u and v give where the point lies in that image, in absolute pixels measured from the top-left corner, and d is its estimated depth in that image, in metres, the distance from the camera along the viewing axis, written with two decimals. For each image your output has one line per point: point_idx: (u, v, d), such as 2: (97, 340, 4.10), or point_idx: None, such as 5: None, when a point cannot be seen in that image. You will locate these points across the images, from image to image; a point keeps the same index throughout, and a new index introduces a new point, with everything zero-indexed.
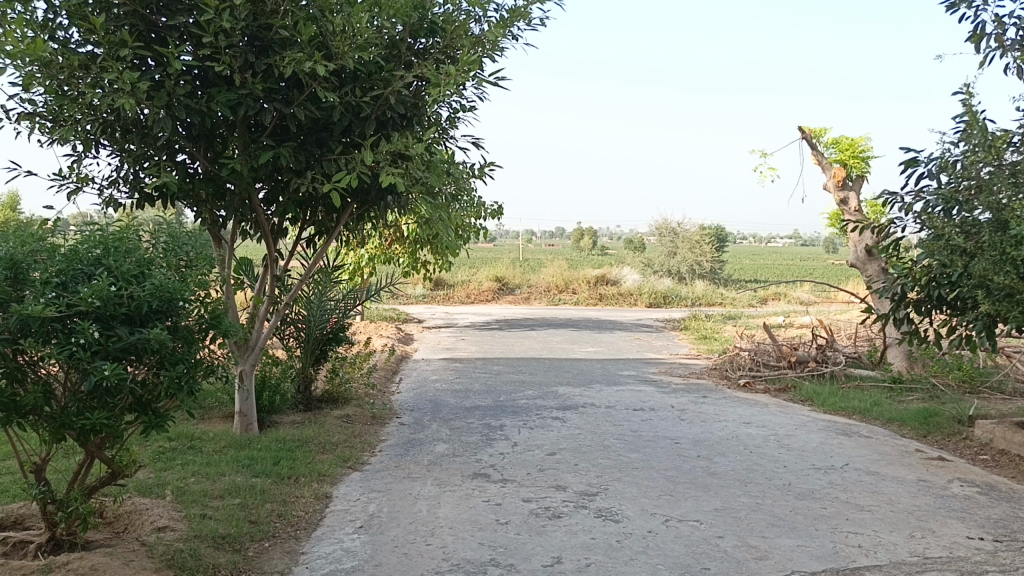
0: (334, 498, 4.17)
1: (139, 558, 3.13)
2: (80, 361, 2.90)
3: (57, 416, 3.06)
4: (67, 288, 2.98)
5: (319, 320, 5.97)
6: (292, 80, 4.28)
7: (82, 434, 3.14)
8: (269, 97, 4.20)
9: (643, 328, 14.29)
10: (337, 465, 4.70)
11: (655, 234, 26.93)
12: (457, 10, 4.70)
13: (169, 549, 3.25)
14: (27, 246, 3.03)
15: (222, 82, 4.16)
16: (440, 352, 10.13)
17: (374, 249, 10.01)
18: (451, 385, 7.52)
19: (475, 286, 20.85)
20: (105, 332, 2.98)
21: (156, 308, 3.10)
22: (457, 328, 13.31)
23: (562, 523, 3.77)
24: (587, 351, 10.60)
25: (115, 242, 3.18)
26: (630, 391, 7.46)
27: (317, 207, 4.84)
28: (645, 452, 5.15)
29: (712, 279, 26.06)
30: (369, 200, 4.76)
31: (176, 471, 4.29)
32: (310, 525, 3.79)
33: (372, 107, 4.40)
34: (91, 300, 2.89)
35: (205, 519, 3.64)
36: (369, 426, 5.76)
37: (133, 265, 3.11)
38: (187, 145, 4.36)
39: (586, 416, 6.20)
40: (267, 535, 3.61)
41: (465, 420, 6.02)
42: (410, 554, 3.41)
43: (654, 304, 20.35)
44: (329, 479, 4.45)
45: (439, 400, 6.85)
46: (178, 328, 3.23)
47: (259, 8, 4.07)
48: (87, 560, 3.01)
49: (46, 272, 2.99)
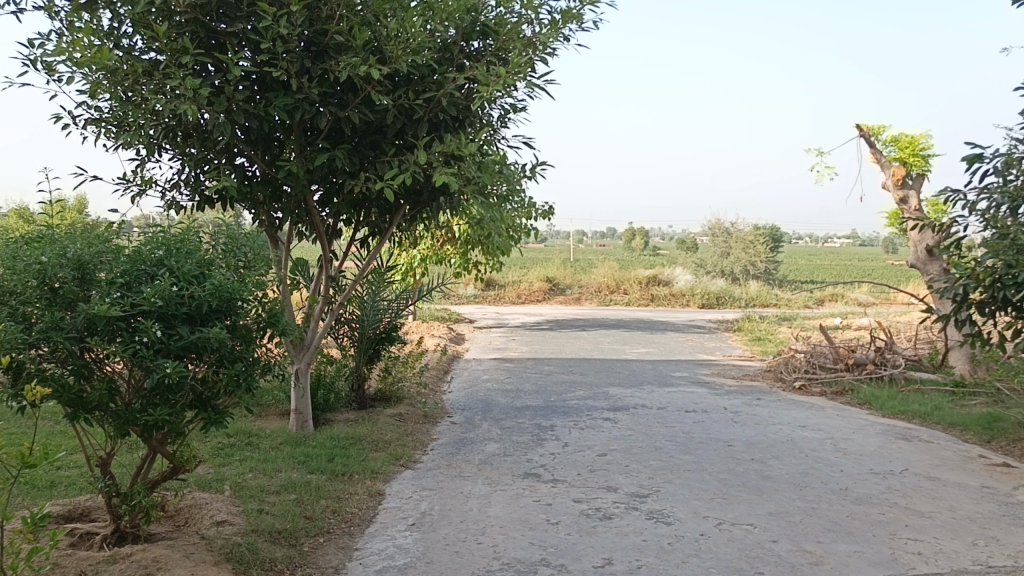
0: (387, 495, 4.23)
1: (199, 551, 3.22)
2: (143, 359, 3.01)
3: (121, 412, 3.18)
4: (131, 288, 3.08)
5: (372, 320, 6.05)
6: (347, 84, 4.35)
7: (145, 430, 3.24)
8: (325, 101, 4.29)
9: (696, 329, 14.16)
10: (389, 463, 4.76)
11: (710, 235, 26.64)
12: (509, 13, 4.72)
13: (228, 543, 3.34)
14: (93, 248, 3.14)
15: (279, 87, 4.25)
16: (491, 352, 10.19)
17: (426, 250, 10.09)
18: (502, 385, 7.56)
19: (526, 286, 20.87)
20: (167, 331, 3.07)
21: (215, 307, 3.19)
22: (508, 328, 13.38)
23: (612, 524, 3.75)
24: (639, 352, 10.55)
25: (177, 243, 3.29)
26: (682, 393, 7.39)
27: (371, 208, 4.91)
28: (697, 454, 5.09)
29: (768, 281, 25.65)
30: (422, 201, 4.82)
31: (235, 467, 4.40)
32: (363, 522, 3.84)
33: (425, 108, 4.45)
34: (154, 299, 2.99)
35: (261, 514, 3.72)
36: (422, 424, 5.83)
37: (194, 265, 3.21)
38: (246, 148, 4.46)
39: (637, 417, 6.17)
40: (321, 531, 3.68)
41: (516, 420, 6.04)
42: (461, 552, 3.44)
43: (707, 305, 20.11)
44: (382, 477, 4.51)
45: (490, 399, 6.88)
46: (236, 327, 3.31)
47: (315, 14, 4.18)
48: (150, 553, 3.11)
49: (111, 272, 3.10)
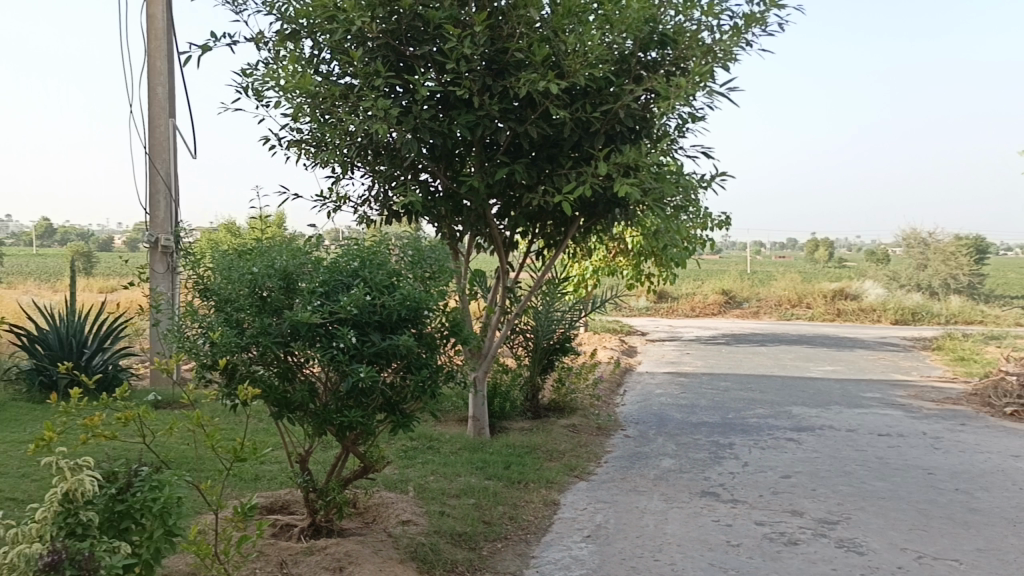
0: (562, 505, 4.26)
1: (386, 548, 3.38)
2: (340, 363, 3.22)
3: (319, 412, 3.41)
4: (329, 297, 3.31)
5: (546, 330, 6.14)
6: (526, 100, 4.45)
7: (340, 430, 3.47)
8: (505, 117, 4.41)
9: (889, 347, 13.22)
10: (564, 473, 4.79)
11: (902, 245, 24.83)
12: (689, 21, 4.65)
13: (412, 542, 3.49)
14: (296, 259, 3.40)
15: (462, 106, 4.40)
16: (666, 366, 10.02)
17: (599, 262, 10.11)
18: (677, 400, 7.41)
19: (700, 299, 20.39)
20: (361, 337, 3.27)
21: (404, 316, 3.36)
22: (683, 342, 13.12)
23: (798, 550, 3.57)
24: (825, 370, 10.00)
25: (370, 256, 3.48)
26: (874, 414, 6.91)
27: (547, 221, 4.98)
28: (892, 481, 4.75)
29: (969, 296, 23.52)
30: (597, 213, 4.84)
31: (418, 469, 4.60)
32: (539, 530, 3.89)
33: (602, 121, 4.47)
34: (349, 307, 3.20)
35: (443, 516, 3.86)
36: (596, 436, 5.82)
37: (384, 276, 3.39)
38: (430, 164, 4.66)
39: (823, 439, 5.84)
40: (499, 537, 3.76)
41: (692, 436, 5.90)
42: (637, 568, 3.40)
43: (899, 320, 18.73)
44: (557, 487, 4.55)
45: (664, 414, 6.77)
46: (422, 336, 3.46)
47: (496, 33, 4.33)
48: (342, 546, 3.30)
49: (312, 282, 3.34)
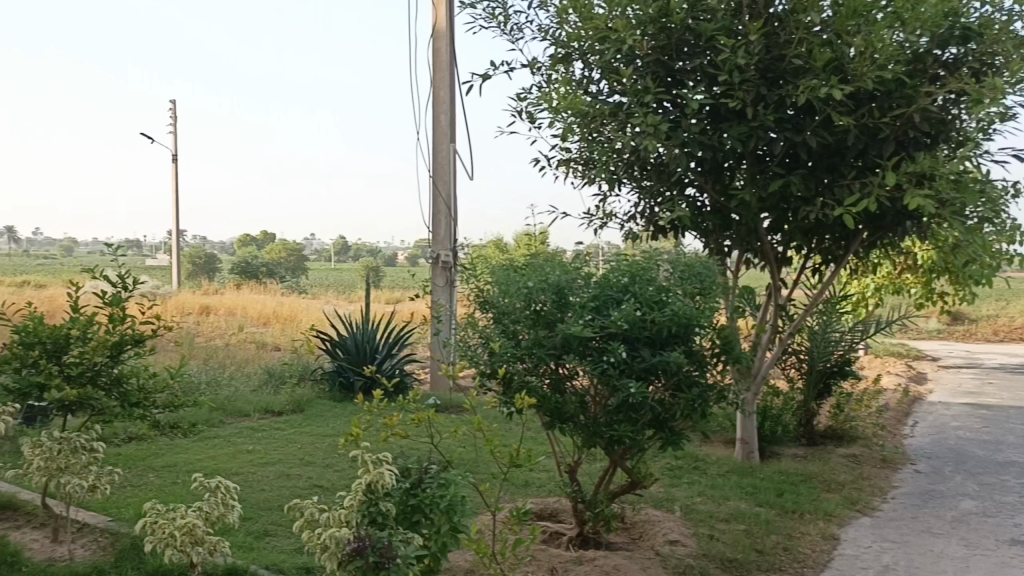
0: (843, 541, 3.95)
1: (654, 567, 3.36)
2: (610, 377, 3.27)
3: (589, 425, 3.48)
4: (600, 311, 3.35)
5: (822, 353, 5.78)
6: (804, 108, 4.22)
7: (610, 444, 3.51)
8: (780, 127, 4.22)
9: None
10: (844, 506, 4.45)
11: None
12: (998, 11, 4.16)
13: (681, 563, 3.43)
14: (568, 273, 3.49)
15: (734, 117, 4.26)
16: (963, 396, 8.98)
17: (881, 279, 9.34)
18: (978, 435, 6.60)
19: (1002, 321, 18.04)
20: (631, 352, 3.29)
21: (674, 333, 3.32)
22: (982, 370, 11.68)
23: None
24: None
25: (640, 271, 3.48)
26: None
27: (824, 235, 4.70)
28: None
29: None
30: (884, 226, 4.49)
31: (685, 489, 4.53)
32: (818, 565, 3.64)
33: (892, 126, 4.13)
34: (620, 322, 3.23)
35: (713, 540, 3.76)
36: (879, 469, 5.35)
37: (654, 291, 3.37)
38: (698, 178, 4.56)
39: None
40: (773, 567, 3.57)
41: (998, 477, 5.22)
42: None
43: None
44: (836, 520, 4.23)
45: (962, 450, 6.06)
46: (693, 353, 3.41)
47: (772, 40, 4.18)
48: (611, 560, 3.33)
49: (583, 297, 3.40)
